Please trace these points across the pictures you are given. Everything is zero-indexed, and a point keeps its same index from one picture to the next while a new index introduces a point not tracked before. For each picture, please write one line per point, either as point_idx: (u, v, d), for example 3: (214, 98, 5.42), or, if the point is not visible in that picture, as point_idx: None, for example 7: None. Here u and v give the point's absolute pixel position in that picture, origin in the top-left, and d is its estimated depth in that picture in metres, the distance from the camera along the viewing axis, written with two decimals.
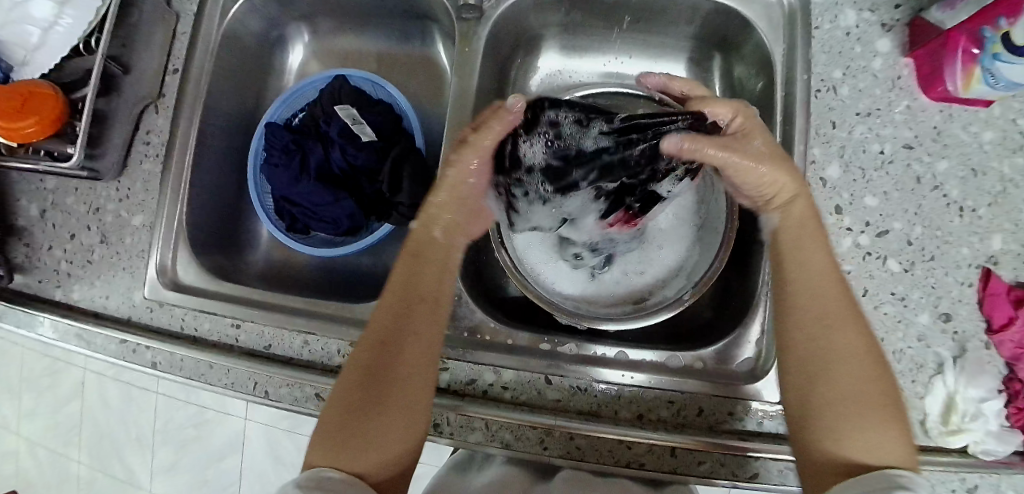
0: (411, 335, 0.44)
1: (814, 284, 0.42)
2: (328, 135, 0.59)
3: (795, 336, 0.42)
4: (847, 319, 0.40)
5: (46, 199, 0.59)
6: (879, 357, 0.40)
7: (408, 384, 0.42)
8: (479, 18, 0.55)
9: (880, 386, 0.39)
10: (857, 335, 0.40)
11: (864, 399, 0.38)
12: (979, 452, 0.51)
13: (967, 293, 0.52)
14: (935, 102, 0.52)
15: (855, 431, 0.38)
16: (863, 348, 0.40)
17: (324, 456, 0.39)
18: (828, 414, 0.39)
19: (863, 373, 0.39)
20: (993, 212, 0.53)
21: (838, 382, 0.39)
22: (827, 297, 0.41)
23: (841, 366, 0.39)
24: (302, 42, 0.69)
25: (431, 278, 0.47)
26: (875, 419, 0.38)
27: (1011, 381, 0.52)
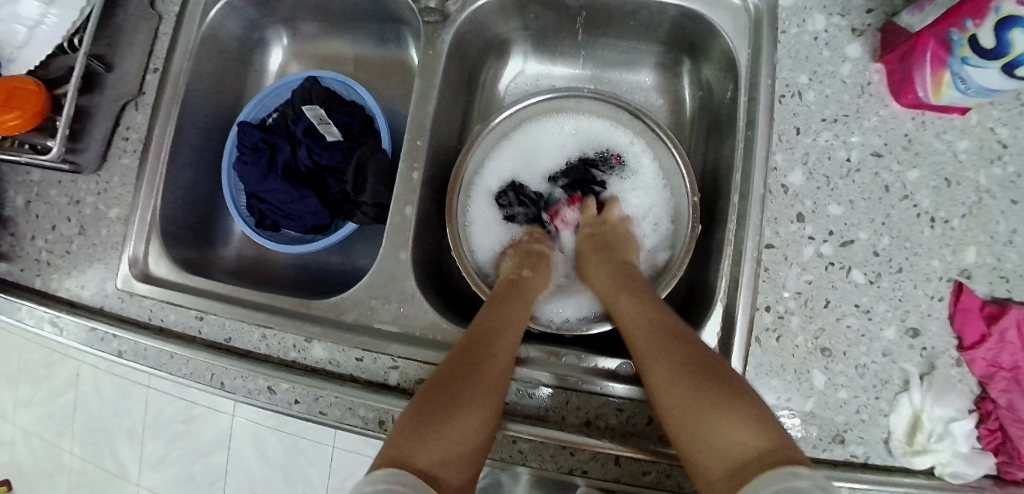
0: (505, 337, 0.47)
1: (631, 313, 0.48)
2: (295, 134, 0.60)
3: (637, 351, 0.45)
4: (677, 338, 0.44)
5: (31, 191, 0.62)
6: (705, 374, 0.41)
7: (496, 370, 0.44)
8: (443, 22, 0.55)
9: (699, 392, 0.40)
10: (677, 346, 0.43)
11: (676, 382, 0.41)
12: (946, 474, 0.49)
13: (939, 308, 0.50)
14: (907, 109, 0.51)
15: (716, 432, 0.38)
16: (659, 345, 0.44)
17: (404, 450, 0.37)
18: (677, 411, 0.40)
19: (677, 373, 0.41)
20: (967, 224, 0.51)
21: (663, 384, 0.42)
22: (632, 315, 0.48)
23: (659, 372, 0.42)
24: (280, 45, 0.70)
25: (513, 311, 0.50)
26: (711, 425, 0.38)
27: (983, 401, 0.50)
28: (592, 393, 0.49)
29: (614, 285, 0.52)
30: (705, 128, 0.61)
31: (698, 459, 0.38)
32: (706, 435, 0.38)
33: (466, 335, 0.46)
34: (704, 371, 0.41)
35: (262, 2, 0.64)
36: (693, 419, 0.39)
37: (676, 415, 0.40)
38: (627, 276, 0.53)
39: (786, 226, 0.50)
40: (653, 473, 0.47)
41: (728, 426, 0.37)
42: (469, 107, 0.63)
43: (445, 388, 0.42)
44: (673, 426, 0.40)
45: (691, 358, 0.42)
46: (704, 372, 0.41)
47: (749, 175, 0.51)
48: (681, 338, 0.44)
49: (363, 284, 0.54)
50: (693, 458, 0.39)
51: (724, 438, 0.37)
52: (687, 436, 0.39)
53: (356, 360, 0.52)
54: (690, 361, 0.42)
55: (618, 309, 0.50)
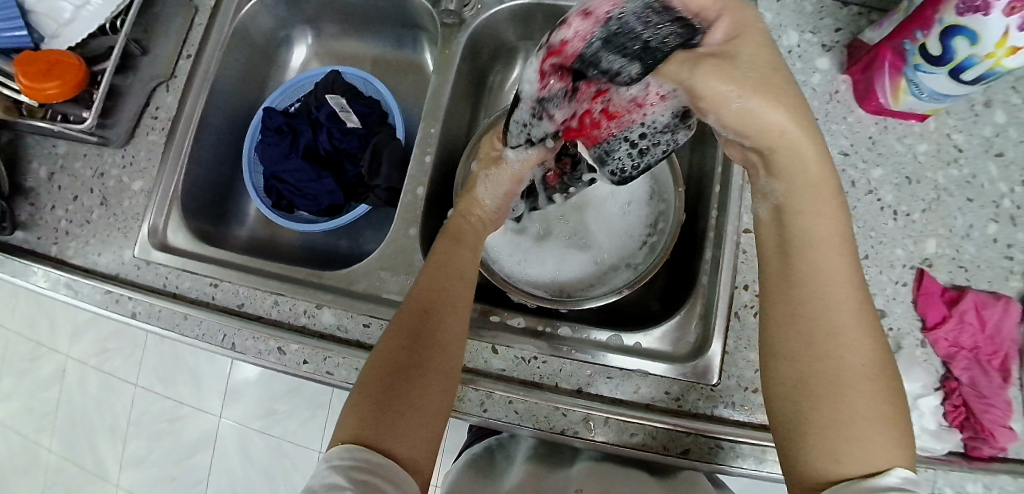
0: (448, 301, 0.47)
1: (816, 234, 0.37)
2: (318, 120, 0.64)
3: (841, 298, 0.36)
4: (863, 325, 0.36)
5: (56, 163, 0.65)
6: (875, 370, 0.35)
7: (443, 336, 0.45)
8: (459, 24, 0.61)
9: (876, 396, 0.35)
10: (869, 320, 0.36)
11: (853, 358, 0.35)
12: (917, 447, 0.53)
13: (903, 292, 0.55)
14: (871, 115, 0.57)
15: (863, 438, 0.34)
16: (863, 333, 0.36)
17: (361, 427, 0.39)
18: (837, 385, 0.35)
19: (858, 357, 0.35)
20: (926, 218, 0.56)
21: (837, 349, 0.35)
22: (829, 250, 0.37)
23: (837, 325, 0.36)
24: (305, 43, 0.76)
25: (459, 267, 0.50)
26: (857, 419, 0.34)
27: (948, 379, 0.54)
28: (584, 362, 0.52)
29: (828, 209, 0.38)
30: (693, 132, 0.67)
31: (817, 449, 0.34)
32: (853, 445, 0.34)
33: (418, 297, 0.47)
34: (873, 371, 0.36)
35: (291, 3, 0.69)
36: (855, 424, 0.34)
37: (833, 398, 0.35)
38: (816, 192, 0.38)
39: None
40: (640, 435, 0.50)
41: (890, 447, 0.34)
42: (477, 105, 0.69)
43: (392, 361, 0.43)
44: (811, 397, 0.35)
45: (874, 361, 0.36)
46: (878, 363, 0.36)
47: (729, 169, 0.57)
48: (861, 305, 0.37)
49: (372, 257, 0.57)
50: (809, 444, 0.35)
51: (881, 450, 0.33)
52: (817, 432, 0.35)
53: (363, 326, 0.54)
54: (873, 349, 0.36)
55: (800, 228, 0.38)
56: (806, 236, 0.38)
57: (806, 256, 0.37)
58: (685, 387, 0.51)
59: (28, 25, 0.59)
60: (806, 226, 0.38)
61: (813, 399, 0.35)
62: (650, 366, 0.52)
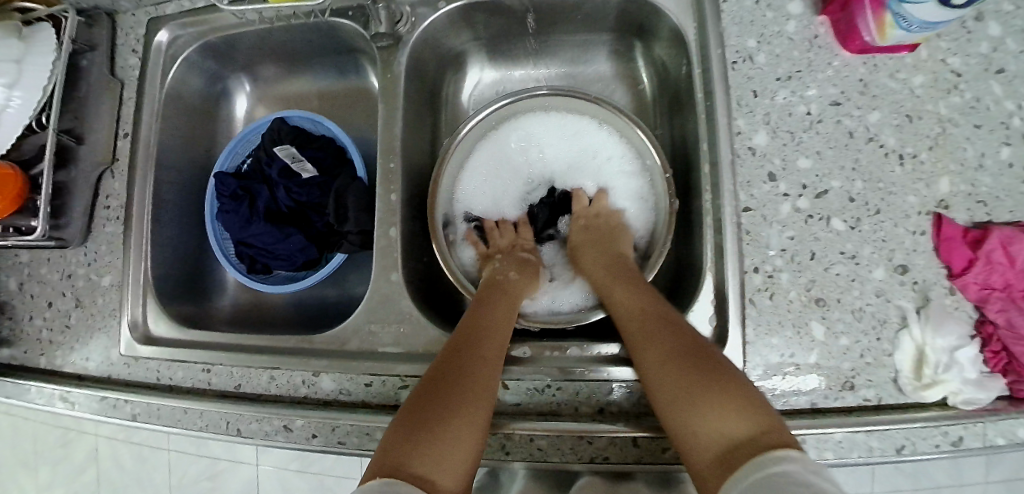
0: (482, 329, 0.48)
1: (622, 290, 0.51)
2: (270, 176, 0.60)
3: (632, 325, 0.47)
4: (662, 327, 0.46)
5: (23, 273, 0.62)
6: (700, 366, 0.42)
7: (477, 361, 0.45)
8: (396, 44, 0.56)
9: (704, 378, 0.41)
10: (676, 330, 0.45)
11: (660, 367, 0.43)
12: (959, 402, 0.49)
13: (922, 242, 0.51)
14: (856, 55, 0.52)
15: (707, 419, 0.39)
16: (673, 337, 0.44)
17: (393, 459, 0.38)
18: (665, 399, 0.42)
19: (669, 363, 0.43)
20: (934, 155, 0.52)
21: (646, 371, 0.44)
22: (622, 298, 0.50)
23: (647, 351, 0.45)
24: (244, 91, 0.70)
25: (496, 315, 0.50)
26: (695, 412, 0.40)
27: (982, 324, 0.51)
28: (600, 381, 0.50)
29: (619, 282, 0.52)
30: (667, 106, 0.61)
31: (683, 445, 0.40)
32: (702, 428, 0.39)
33: (454, 338, 0.47)
34: (697, 359, 0.42)
35: (218, 54, 0.64)
36: (685, 416, 0.40)
37: (669, 397, 0.42)
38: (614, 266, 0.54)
39: (759, 188, 0.50)
40: (672, 448, 0.48)
41: (731, 416, 0.38)
42: (436, 124, 0.63)
43: (425, 393, 0.43)
44: (663, 409, 0.42)
45: (706, 355, 0.43)
46: (706, 355, 0.43)
47: (715, 144, 0.51)
48: (669, 323, 0.46)
49: (359, 311, 0.54)
50: (685, 447, 0.40)
51: (709, 425, 0.38)
52: (681, 431, 0.40)
53: (365, 385, 0.52)
54: (693, 349, 0.43)
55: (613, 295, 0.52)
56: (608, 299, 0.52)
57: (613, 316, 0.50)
58: None
59: None
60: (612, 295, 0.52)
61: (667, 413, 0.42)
62: None
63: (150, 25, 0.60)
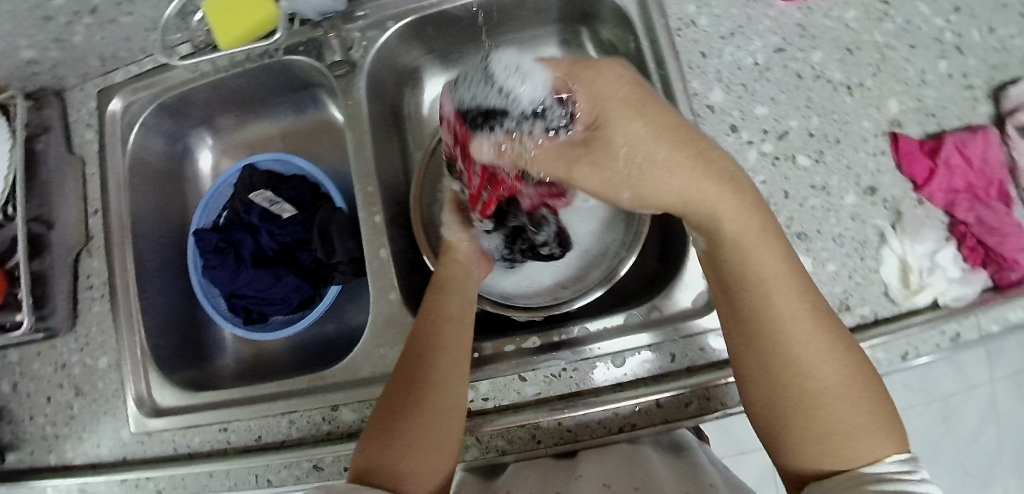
0: (443, 329, 0.47)
1: (755, 246, 0.39)
2: (253, 223, 0.60)
3: (778, 299, 0.39)
4: (810, 305, 0.38)
5: (15, 372, 0.60)
6: (852, 368, 0.38)
7: (439, 370, 0.44)
8: (352, 70, 0.56)
9: (857, 389, 0.37)
10: (829, 320, 0.39)
11: (818, 360, 0.37)
12: (950, 300, 0.52)
13: (884, 161, 0.54)
14: (789, 3, 0.55)
15: (850, 435, 0.36)
16: (819, 329, 0.38)
17: (364, 469, 0.40)
18: (807, 403, 0.37)
19: (823, 361, 0.37)
20: (879, 80, 0.54)
21: (797, 363, 0.37)
22: (766, 259, 0.39)
23: (797, 337, 0.38)
24: (206, 145, 0.69)
25: (457, 302, 0.49)
26: (839, 424, 0.36)
27: (956, 225, 0.54)
28: (612, 355, 0.51)
29: (755, 235, 0.39)
30: None
31: (806, 448, 0.37)
32: (845, 441, 0.36)
33: (415, 334, 0.47)
34: (850, 363, 0.38)
35: (175, 113, 0.63)
36: (835, 424, 0.37)
37: (816, 401, 0.37)
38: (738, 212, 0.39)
39: (725, 140, 0.52)
40: (695, 402, 0.48)
41: (875, 438, 0.36)
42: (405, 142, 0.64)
43: (389, 406, 0.43)
44: (796, 405, 0.37)
45: (853, 360, 0.38)
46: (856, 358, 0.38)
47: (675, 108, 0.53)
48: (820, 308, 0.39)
49: (366, 337, 0.55)
50: (806, 443, 0.37)
51: (859, 445, 0.36)
52: (809, 436, 0.37)
53: None
54: (838, 341, 0.38)
55: (741, 247, 0.39)
56: (744, 253, 0.39)
57: (746, 275, 0.40)
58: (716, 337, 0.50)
59: None
60: (738, 249, 0.40)
61: (800, 416, 0.37)
62: (677, 330, 0.50)
63: (102, 96, 0.60)
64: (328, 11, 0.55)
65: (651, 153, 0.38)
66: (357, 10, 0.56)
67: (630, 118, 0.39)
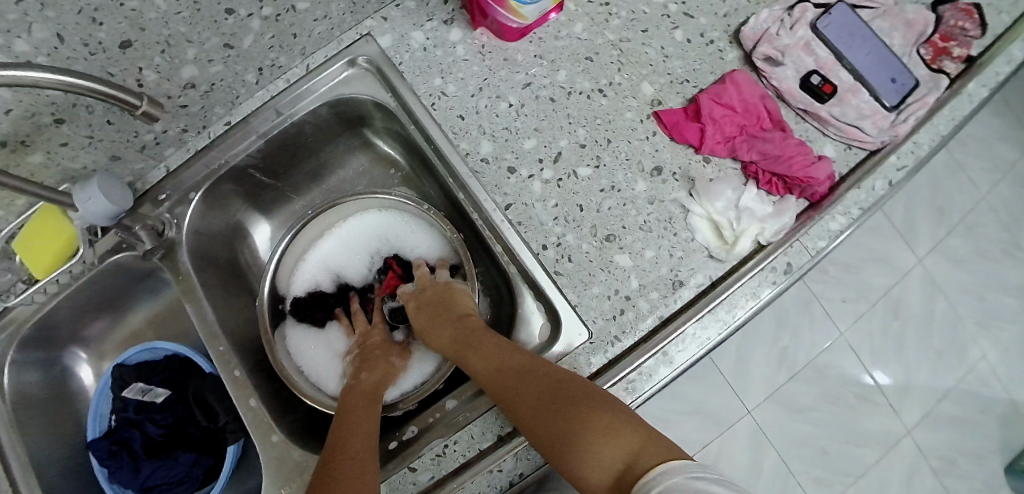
0: (347, 419, 0.48)
1: (475, 351, 0.50)
2: (133, 417, 0.61)
3: (485, 380, 0.48)
4: (513, 375, 0.46)
5: None
6: (569, 405, 0.43)
7: (357, 444, 0.45)
8: (173, 248, 0.60)
9: (566, 417, 0.42)
10: (535, 375, 0.46)
11: (532, 412, 0.44)
12: (770, 236, 0.55)
13: (659, 140, 0.57)
14: (521, 39, 0.59)
15: (586, 449, 0.40)
16: (526, 382, 0.45)
17: None
18: (552, 456, 0.42)
19: (537, 409, 0.44)
20: (625, 73, 0.59)
21: (525, 420, 0.44)
22: (474, 357, 0.50)
23: (512, 394, 0.45)
24: (83, 359, 0.71)
25: (363, 400, 0.52)
26: (582, 440, 0.41)
27: (748, 167, 0.57)
28: (487, 411, 0.53)
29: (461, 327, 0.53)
30: (418, 162, 0.64)
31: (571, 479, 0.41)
32: (583, 462, 0.40)
33: (331, 437, 0.47)
34: (558, 402, 0.43)
35: (38, 342, 0.65)
36: (568, 449, 0.41)
37: (546, 444, 0.42)
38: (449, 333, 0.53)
39: (508, 183, 0.55)
40: None
41: (612, 446, 0.40)
42: (250, 289, 0.67)
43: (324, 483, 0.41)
44: (539, 444, 0.43)
45: (564, 399, 0.43)
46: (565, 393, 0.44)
47: (457, 172, 0.57)
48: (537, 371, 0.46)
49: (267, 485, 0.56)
50: (563, 473, 0.41)
51: (600, 456, 0.40)
52: (566, 465, 0.41)
53: None
54: (547, 380, 0.45)
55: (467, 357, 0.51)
56: (461, 355, 0.51)
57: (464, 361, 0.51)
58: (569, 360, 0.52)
59: None
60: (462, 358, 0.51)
61: (554, 460, 0.42)
62: None
63: None
64: (121, 211, 0.54)
65: (469, 338, 0.51)
66: (159, 194, 0.60)
67: (432, 314, 0.55)
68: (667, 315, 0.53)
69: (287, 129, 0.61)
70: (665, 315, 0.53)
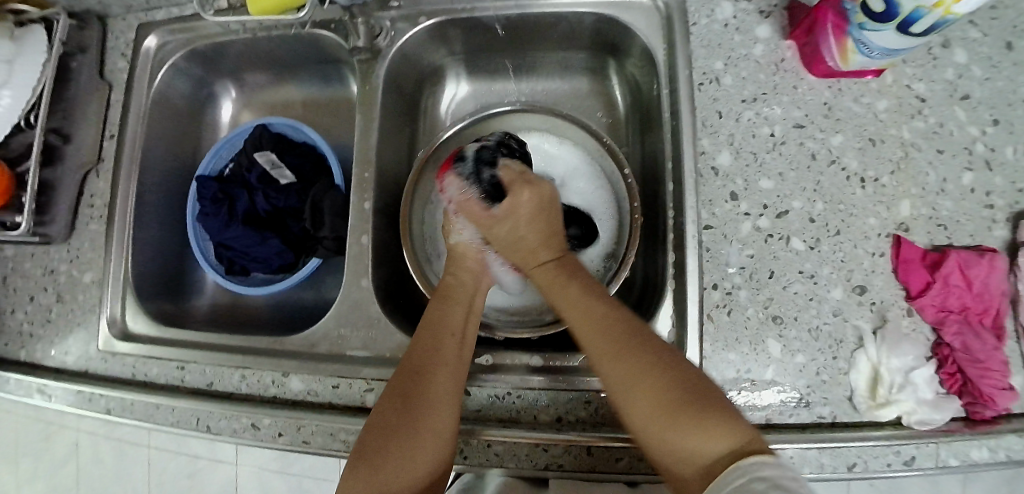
0: (441, 330, 0.49)
1: (551, 286, 0.50)
2: (250, 181, 0.61)
3: (568, 314, 0.47)
4: (582, 324, 0.45)
5: (7, 268, 0.64)
6: (678, 375, 0.40)
7: (440, 370, 0.46)
8: (374, 57, 0.57)
9: (664, 387, 0.40)
10: (621, 328, 0.44)
11: (617, 366, 0.42)
12: (912, 422, 0.50)
13: (881, 263, 0.52)
14: (822, 79, 0.53)
15: (677, 435, 0.38)
16: (603, 336, 0.44)
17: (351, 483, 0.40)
18: (630, 421, 0.41)
19: (632, 364, 0.41)
20: (896, 179, 0.52)
21: (607, 373, 0.42)
22: (557, 288, 0.49)
23: (586, 333, 0.45)
24: (230, 97, 0.72)
25: (460, 310, 0.51)
26: (671, 421, 0.38)
27: (939, 346, 0.51)
28: (561, 390, 0.51)
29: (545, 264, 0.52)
30: (638, 122, 0.62)
31: (663, 458, 0.39)
32: (672, 446, 0.38)
33: (414, 344, 0.48)
34: (657, 370, 0.41)
35: (205, 60, 0.65)
36: (659, 427, 0.39)
37: (631, 405, 0.40)
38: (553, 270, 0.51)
39: (721, 206, 0.52)
40: (626, 459, 0.49)
41: (707, 434, 0.37)
42: (411, 135, 0.65)
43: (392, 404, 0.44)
44: (624, 411, 0.41)
45: (662, 367, 0.41)
46: (671, 364, 0.41)
47: (680, 162, 0.52)
48: (637, 335, 0.43)
49: (330, 316, 0.56)
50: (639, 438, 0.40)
51: (693, 442, 0.37)
52: (652, 440, 0.39)
53: (332, 387, 0.54)
54: (633, 340, 0.43)
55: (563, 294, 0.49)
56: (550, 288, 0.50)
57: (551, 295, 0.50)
58: None
59: None
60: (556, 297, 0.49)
61: (630, 425, 0.41)
62: None
63: (140, 30, 0.63)
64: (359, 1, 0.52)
65: (526, 235, 0.52)
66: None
67: (527, 206, 0.52)
68: (771, 419, 0.50)
69: (542, 14, 0.56)
70: (774, 422, 0.50)
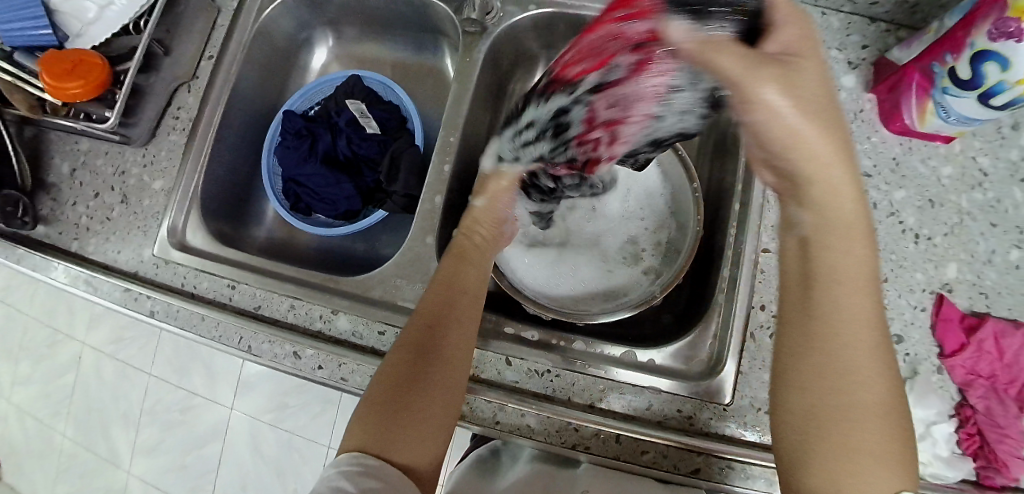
0: (455, 301, 0.50)
1: (842, 269, 0.36)
2: (338, 125, 0.64)
3: (838, 303, 0.36)
4: (863, 323, 0.36)
5: (78, 160, 0.65)
6: (890, 411, 0.36)
7: (455, 340, 0.48)
8: (481, 33, 0.61)
9: (880, 421, 0.36)
10: (865, 343, 0.36)
11: (853, 391, 0.36)
12: (927, 474, 0.51)
13: (921, 317, 0.54)
14: (895, 135, 0.56)
15: (863, 466, 0.35)
16: (852, 343, 0.36)
17: (366, 439, 0.43)
18: (813, 437, 0.37)
19: (861, 384, 0.36)
20: (948, 242, 0.55)
21: (833, 384, 0.36)
22: (851, 272, 0.36)
23: (842, 334, 0.36)
24: (325, 45, 0.75)
25: (473, 276, 0.53)
26: (868, 458, 0.35)
27: (962, 407, 0.52)
28: (598, 377, 0.53)
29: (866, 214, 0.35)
30: (712, 146, 0.66)
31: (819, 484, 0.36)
32: (850, 482, 0.35)
33: (424, 307, 0.50)
34: (878, 399, 0.36)
35: (313, 5, 0.69)
36: (846, 461, 0.35)
37: (825, 426, 0.36)
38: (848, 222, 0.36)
39: None
40: (652, 453, 0.51)
41: (887, 481, 0.35)
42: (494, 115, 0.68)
43: (404, 372, 0.46)
44: (817, 424, 0.36)
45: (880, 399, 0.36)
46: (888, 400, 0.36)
47: (748, 187, 0.56)
48: (879, 365, 0.37)
49: (389, 264, 0.58)
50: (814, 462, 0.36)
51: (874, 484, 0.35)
52: (829, 470, 0.36)
53: (378, 333, 0.55)
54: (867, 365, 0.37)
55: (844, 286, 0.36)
56: (836, 275, 0.36)
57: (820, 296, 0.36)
58: (700, 408, 0.52)
59: (52, 24, 0.58)
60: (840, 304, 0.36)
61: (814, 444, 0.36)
62: (665, 383, 0.53)
63: None
64: None
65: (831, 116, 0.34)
66: None
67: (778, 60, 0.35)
68: None
69: None
70: None
